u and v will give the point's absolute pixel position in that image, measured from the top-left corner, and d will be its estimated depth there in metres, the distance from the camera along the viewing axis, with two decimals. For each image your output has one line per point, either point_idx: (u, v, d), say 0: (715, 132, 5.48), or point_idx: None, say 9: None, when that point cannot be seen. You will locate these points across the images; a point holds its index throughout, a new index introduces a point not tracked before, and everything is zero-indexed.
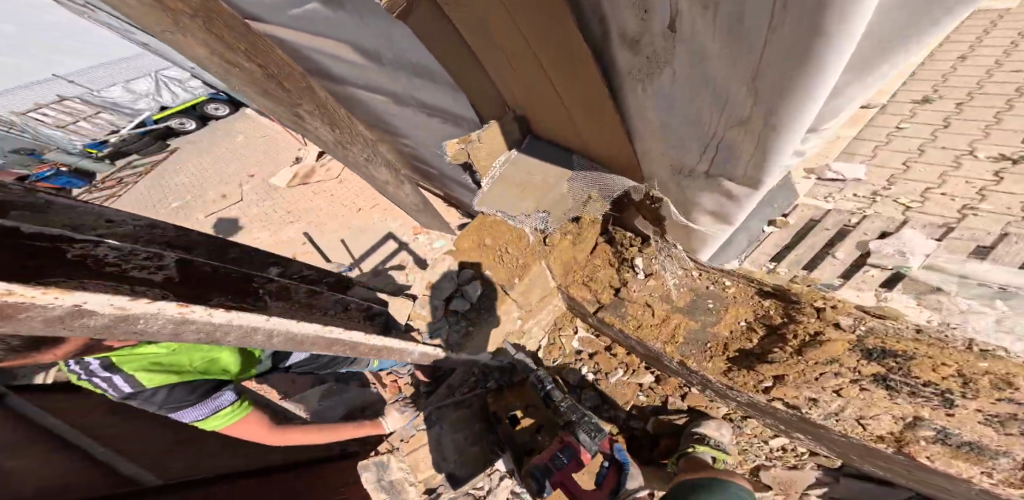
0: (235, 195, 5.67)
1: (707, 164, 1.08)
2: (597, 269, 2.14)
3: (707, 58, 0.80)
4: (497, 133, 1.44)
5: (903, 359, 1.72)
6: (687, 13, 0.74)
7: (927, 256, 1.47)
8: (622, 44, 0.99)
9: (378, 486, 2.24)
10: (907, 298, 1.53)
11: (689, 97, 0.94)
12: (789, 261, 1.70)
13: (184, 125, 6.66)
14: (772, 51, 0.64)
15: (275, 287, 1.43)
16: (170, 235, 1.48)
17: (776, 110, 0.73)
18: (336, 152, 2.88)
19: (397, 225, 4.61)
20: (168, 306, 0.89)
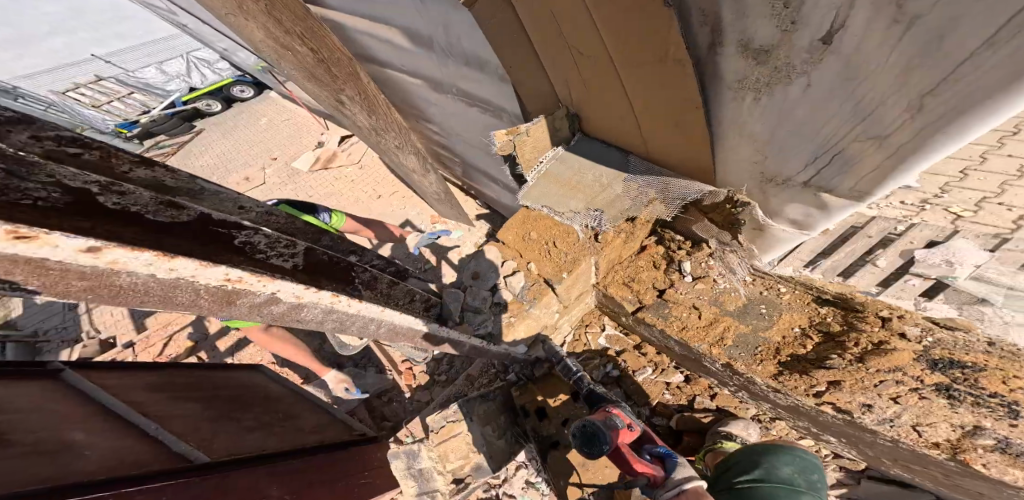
0: (257, 178, 5.75)
1: (815, 168, 1.19)
2: (641, 270, 2.19)
3: (865, 71, 0.88)
4: (545, 129, 1.60)
5: (971, 370, 1.70)
6: (862, 30, 0.82)
7: (976, 266, 1.41)
8: (740, 53, 1.05)
9: (407, 473, 2.40)
10: (950, 310, 1.62)
11: (817, 107, 1.03)
12: (825, 269, 1.76)
13: (212, 107, 6.86)
14: (970, 68, 0.74)
15: (367, 275, 1.44)
16: (284, 223, 1.44)
17: (946, 120, 0.83)
18: (371, 139, 3.03)
19: (416, 213, 4.64)
20: (326, 297, 1.11)
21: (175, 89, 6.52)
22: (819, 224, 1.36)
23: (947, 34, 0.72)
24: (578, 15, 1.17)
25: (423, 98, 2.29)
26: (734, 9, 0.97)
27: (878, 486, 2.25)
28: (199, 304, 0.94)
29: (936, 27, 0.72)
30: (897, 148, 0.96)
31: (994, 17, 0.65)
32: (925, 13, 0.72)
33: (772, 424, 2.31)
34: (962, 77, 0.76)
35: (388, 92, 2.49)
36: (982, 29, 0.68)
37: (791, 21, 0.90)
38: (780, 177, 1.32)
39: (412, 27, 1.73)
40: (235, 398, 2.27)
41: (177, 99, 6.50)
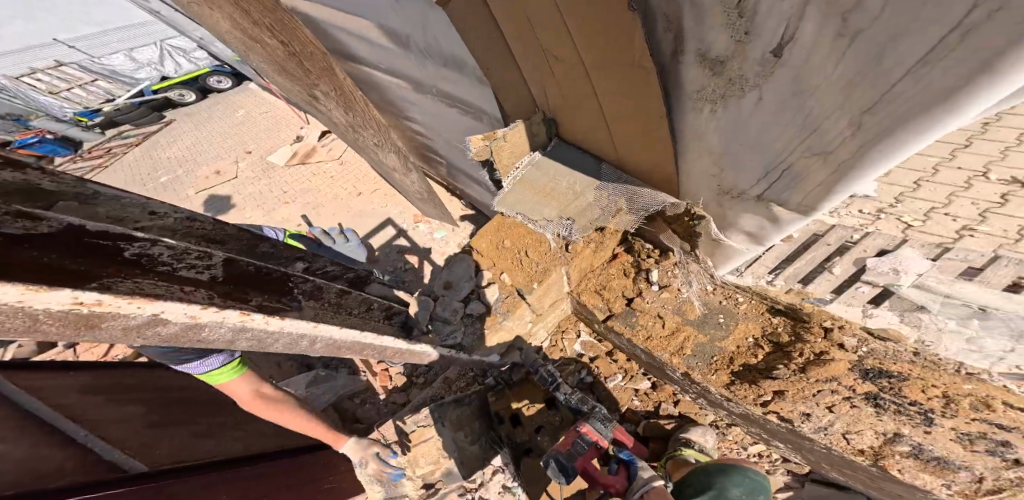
0: (229, 172, 5.53)
1: (767, 182, 1.16)
2: (612, 278, 2.14)
3: (811, 85, 0.85)
4: (523, 134, 1.52)
5: (896, 380, 1.79)
6: (808, 42, 0.78)
7: (919, 275, 1.51)
8: (700, 63, 1.02)
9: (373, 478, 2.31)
10: (893, 316, 1.66)
11: (769, 120, 1.00)
12: (787, 275, 1.79)
13: (184, 97, 6.75)
14: (906, 86, 0.69)
15: (310, 286, 1.42)
16: (208, 230, 1.49)
17: (884, 138, 0.79)
18: (348, 136, 2.95)
19: (397, 212, 4.54)
20: (233, 315, 0.92)
21: (145, 77, 6.14)
22: (771, 238, 1.34)
23: (886, 49, 0.68)
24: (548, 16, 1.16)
25: (404, 98, 2.22)
26: (694, 16, 0.94)
27: (819, 488, 2.33)
28: (41, 330, 0.71)
29: (875, 42, 0.68)
30: (839, 166, 0.93)
31: (928, 32, 0.61)
32: (866, 26, 0.68)
33: (729, 430, 2.39)
34: (897, 97, 0.72)
35: (369, 90, 2.41)
36: (917, 45, 0.64)
37: (745, 30, 0.87)
38: (734, 189, 1.28)
39: (392, 24, 1.65)
40: (185, 402, 2.18)
41: (146, 87, 6.24)
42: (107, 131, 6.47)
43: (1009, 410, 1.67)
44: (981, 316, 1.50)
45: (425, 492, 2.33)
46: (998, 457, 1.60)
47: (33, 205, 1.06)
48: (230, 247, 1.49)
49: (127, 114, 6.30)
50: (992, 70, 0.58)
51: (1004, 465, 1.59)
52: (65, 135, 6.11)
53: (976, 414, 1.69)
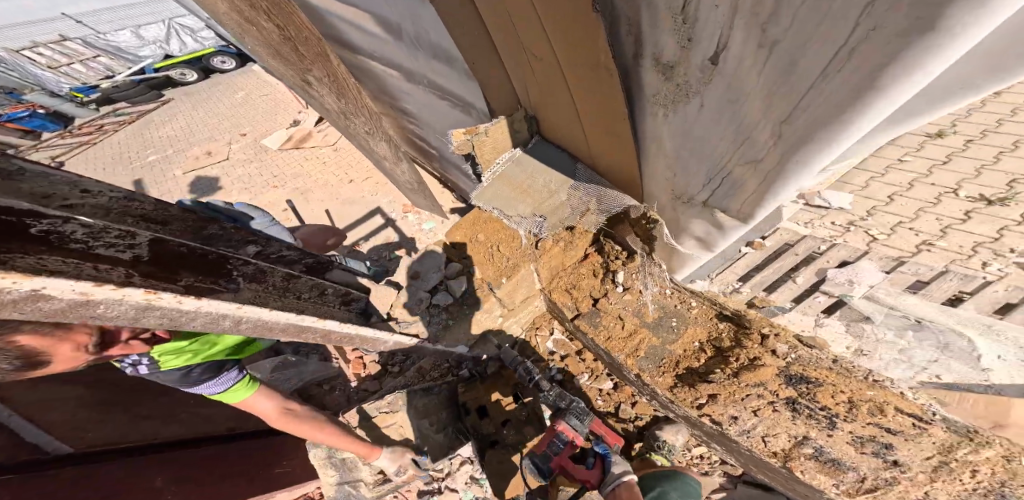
0: (221, 153, 5.50)
1: (711, 187, 1.17)
2: (582, 278, 2.06)
3: (741, 93, 0.85)
4: (505, 130, 1.56)
5: (813, 385, 2.00)
6: (736, 50, 0.79)
7: (870, 286, 1.57)
8: (654, 67, 1.01)
9: (327, 462, 2.20)
10: (840, 325, 1.74)
11: (709, 127, 1.01)
12: (754, 282, 1.78)
13: (185, 75, 6.62)
14: (815, 96, 0.70)
15: (253, 269, 1.45)
16: (146, 207, 1.54)
17: (801, 148, 0.81)
18: (339, 121, 2.88)
19: (387, 201, 4.50)
20: (134, 293, 0.86)
21: (148, 54, 6.01)
22: (717, 245, 1.35)
23: (798, 59, 0.69)
24: (518, 11, 1.11)
25: (399, 89, 2.18)
26: (650, 20, 0.92)
27: (750, 490, 2.42)
28: None
29: (789, 53, 0.69)
30: (767, 174, 0.94)
31: (829, 44, 0.62)
32: (780, 37, 0.68)
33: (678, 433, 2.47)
34: (809, 107, 0.73)
35: (363, 76, 2.35)
36: (821, 55, 0.65)
37: (687, 36, 0.86)
38: (684, 194, 1.30)
39: (380, 14, 1.60)
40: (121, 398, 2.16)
41: (148, 65, 6.14)
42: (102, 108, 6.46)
43: (899, 416, 1.94)
44: (916, 327, 1.60)
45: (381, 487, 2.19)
46: (879, 458, 2.02)
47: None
48: (173, 227, 1.53)
49: (124, 91, 6.39)
50: (882, 82, 0.59)
51: (883, 466, 2.02)
52: (57, 111, 6.18)
53: (873, 418, 1.97)
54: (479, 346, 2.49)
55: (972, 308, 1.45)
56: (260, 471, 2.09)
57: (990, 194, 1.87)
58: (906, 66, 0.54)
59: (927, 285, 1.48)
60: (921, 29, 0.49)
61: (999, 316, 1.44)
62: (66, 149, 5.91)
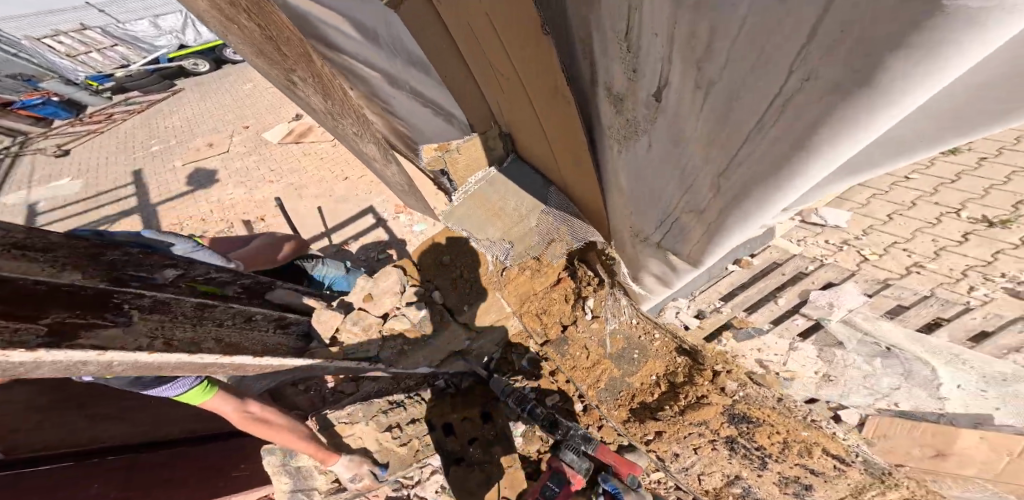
0: (222, 145, 5.50)
1: (662, 230, 1.09)
2: (552, 304, 1.58)
3: (684, 134, 0.78)
4: (478, 148, 1.35)
5: (752, 424, 2.02)
6: (678, 88, 0.72)
7: (850, 310, 1.59)
8: (606, 99, 0.93)
9: (281, 469, 2.10)
10: (813, 350, 1.75)
11: (657, 168, 0.93)
12: (735, 302, 1.77)
13: (198, 66, 6.80)
14: (754, 146, 0.64)
15: (146, 303, 1.57)
16: (26, 241, 1.64)
17: (742, 200, 0.74)
18: (326, 122, 2.76)
19: (380, 200, 4.46)
20: None
21: (164, 45, 6.34)
22: (674, 285, 1.26)
23: (736, 104, 0.62)
24: (475, 24, 1.00)
25: (383, 95, 2.08)
26: (601, 47, 0.84)
27: None
28: None
29: (728, 95, 0.62)
30: (715, 222, 0.87)
31: (766, 90, 0.56)
32: (719, 75, 0.61)
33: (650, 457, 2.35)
34: (751, 155, 0.66)
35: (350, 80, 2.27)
36: (758, 103, 0.58)
37: (632, 67, 0.78)
38: (638, 233, 1.21)
39: (363, 18, 1.53)
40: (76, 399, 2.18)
41: (163, 55, 6.41)
42: (114, 96, 6.56)
43: (824, 457, 2.10)
44: (884, 354, 1.65)
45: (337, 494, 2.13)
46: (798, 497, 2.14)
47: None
48: (53, 259, 1.64)
49: (137, 80, 6.48)
50: (822, 136, 0.53)
51: None
52: (72, 98, 6.22)
53: (802, 458, 2.10)
54: (445, 364, 2.19)
55: (946, 335, 1.51)
56: (213, 473, 2.11)
57: (994, 216, 1.72)
58: (850, 117, 0.48)
59: (906, 310, 1.53)
60: (867, 78, 0.44)
61: (969, 346, 1.50)
62: (71, 136, 5.95)
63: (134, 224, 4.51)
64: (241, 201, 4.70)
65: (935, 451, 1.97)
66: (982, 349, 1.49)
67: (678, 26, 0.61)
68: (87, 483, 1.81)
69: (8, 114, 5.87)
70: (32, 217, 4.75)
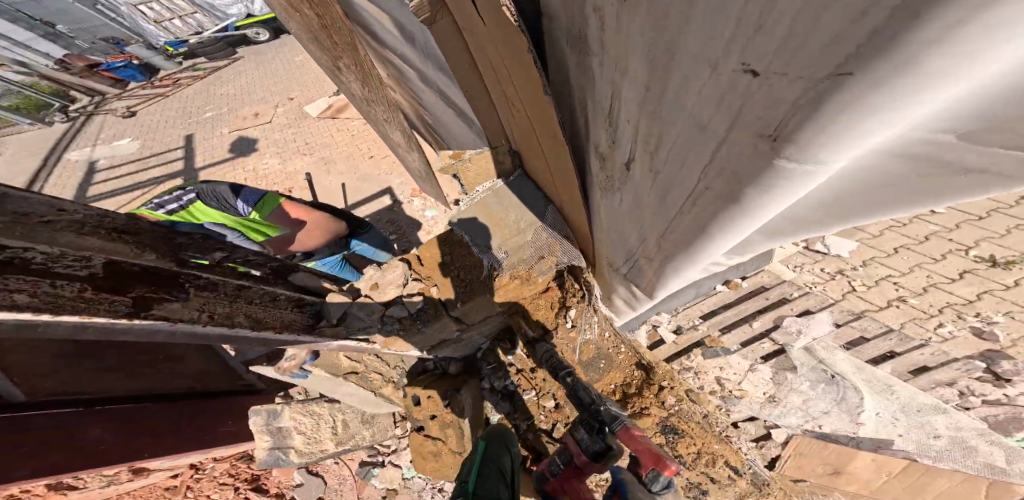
0: (266, 115, 5.82)
1: (625, 266, 1.18)
2: (538, 309, 1.81)
3: (631, 203, 0.95)
4: (489, 160, 1.68)
5: (676, 438, 1.76)
6: (637, 162, 0.83)
7: (815, 338, 1.46)
8: (595, 154, 1.04)
9: (264, 429, 2.27)
10: (769, 374, 1.60)
11: (620, 221, 1.05)
12: (717, 321, 1.63)
13: (258, 36, 7.12)
14: (680, 223, 0.80)
15: (207, 281, 1.44)
16: (120, 223, 1.32)
17: (672, 259, 0.91)
18: (361, 107, 2.77)
19: (399, 183, 4.60)
20: (70, 318, 0.93)
21: (234, 13, 6.68)
22: (638, 308, 1.32)
23: (668, 190, 0.78)
24: (498, 68, 1.19)
25: (417, 89, 2.15)
26: (593, 114, 0.97)
27: None
28: None
29: (674, 178, 0.74)
30: (659, 268, 0.99)
31: (684, 187, 0.73)
32: (668, 160, 0.73)
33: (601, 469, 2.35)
34: (688, 221, 0.78)
35: (387, 68, 2.31)
36: (680, 194, 0.75)
37: (611, 137, 0.90)
38: (609, 261, 1.28)
39: (403, 22, 1.59)
40: None
41: (231, 23, 6.72)
42: (184, 62, 7.04)
43: (722, 467, 1.80)
44: (828, 380, 1.50)
45: (308, 457, 2.35)
46: None
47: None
48: (142, 241, 1.35)
49: (207, 47, 6.85)
50: (718, 224, 0.70)
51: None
52: (148, 62, 6.76)
53: (705, 468, 1.79)
54: (437, 349, 2.15)
55: (888, 367, 1.39)
56: (203, 437, 2.27)
57: None
58: (733, 216, 0.66)
59: (864, 342, 1.40)
60: (736, 198, 0.62)
61: (904, 379, 1.38)
62: (140, 99, 6.52)
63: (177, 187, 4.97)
64: (275, 172, 5.03)
65: (831, 469, 1.77)
66: (915, 382, 1.38)
67: (636, 124, 0.77)
68: (92, 428, 1.87)
69: (93, 75, 6.51)
70: (92, 174, 5.33)
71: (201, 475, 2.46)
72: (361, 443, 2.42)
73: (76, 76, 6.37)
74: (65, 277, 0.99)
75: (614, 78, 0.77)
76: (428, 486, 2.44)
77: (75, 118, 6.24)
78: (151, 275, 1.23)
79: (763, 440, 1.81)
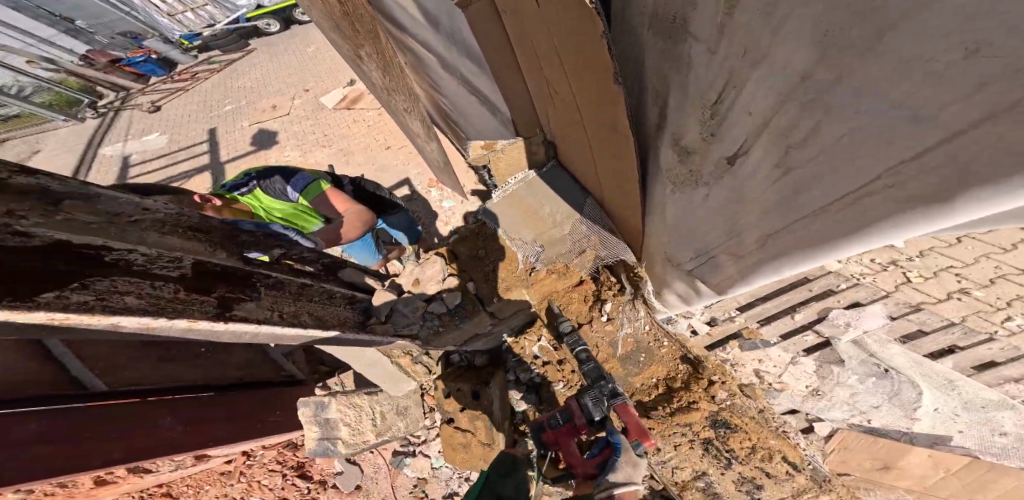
0: (284, 107, 5.84)
1: (697, 261, 1.18)
2: (572, 303, 1.78)
3: (749, 194, 0.89)
4: (521, 151, 1.69)
5: (729, 431, 1.75)
6: (754, 156, 0.84)
7: (867, 331, 1.37)
8: (673, 144, 1.09)
9: (312, 420, 2.32)
10: (814, 366, 1.57)
11: (708, 216, 1.06)
12: (754, 313, 1.52)
13: (269, 27, 6.95)
14: (816, 221, 0.74)
15: (274, 281, 1.51)
16: (194, 222, 1.51)
17: (777, 258, 0.87)
18: (381, 96, 2.73)
19: (416, 173, 4.57)
20: (182, 321, 0.95)
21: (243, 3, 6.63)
22: (693, 305, 1.34)
23: (812, 183, 0.72)
24: (545, 54, 1.18)
25: (436, 79, 2.10)
26: (677, 103, 1.03)
27: None
28: (9, 327, 0.74)
29: (805, 175, 0.73)
30: (750, 265, 0.97)
31: (849, 179, 0.65)
32: (810, 156, 0.71)
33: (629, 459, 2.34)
34: (820, 220, 0.73)
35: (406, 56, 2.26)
36: (837, 186, 0.67)
37: (712, 131, 0.93)
38: (671, 256, 1.30)
39: (431, 9, 1.56)
40: None
41: (241, 15, 6.69)
42: (199, 55, 7.07)
43: (780, 462, 1.74)
44: (880, 376, 1.46)
45: (353, 448, 2.39)
46: None
47: (44, 201, 1.06)
48: (212, 239, 1.52)
49: (221, 40, 6.85)
50: (890, 223, 0.61)
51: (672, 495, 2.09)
52: (166, 56, 6.84)
53: (760, 463, 1.74)
54: (470, 343, 2.10)
55: (950, 362, 1.33)
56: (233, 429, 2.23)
57: None
58: (917, 218, 0.56)
59: (922, 336, 1.31)
60: (928, 202, 0.53)
61: (967, 373, 1.32)
62: (162, 93, 6.62)
63: (205, 182, 5.10)
64: (296, 164, 5.09)
65: (880, 463, 1.78)
66: (979, 378, 1.32)
67: (780, 110, 0.73)
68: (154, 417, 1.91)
69: (116, 70, 6.63)
70: (127, 168, 5.51)
71: (252, 461, 2.57)
72: (396, 435, 2.41)
73: (102, 71, 6.47)
74: (165, 282, 1.06)
75: (738, 68, 0.79)
76: (456, 475, 2.52)
77: (105, 113, 6.40)
78: (227, 278, 1.30)
79: (808, 433, 1.83)
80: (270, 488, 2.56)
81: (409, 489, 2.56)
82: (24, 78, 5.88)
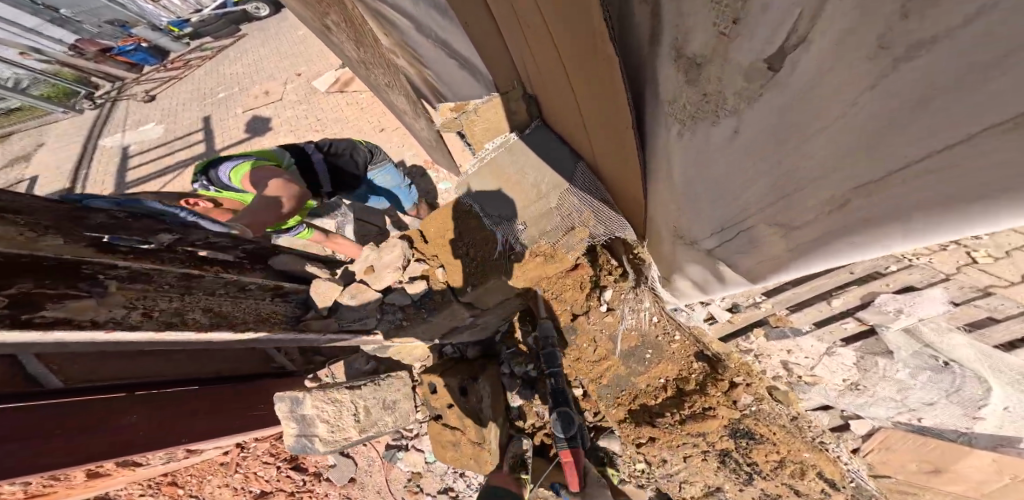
0: (276, 93, 5.57)
1: (721, 237, 0.95)
2: (567, 289, 1.71)
3: (802, 145, 0.63)
4: (498, 110, 1.48)
5: (753, 442, 1.75)
6: (812, 56, 0.55)
7: (920, 319, 1.16)
8: (677, 60, 0.83)
9: (289, 416, 2.15)
10: (853, 358, 1.37)
11: (738, 171, 0.81)
12: (781, 299, 1.32)
13: (259, 11, 6.67)
14: (916, 180, 0.48)
15: (129, 272, 1.64)
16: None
17: (846, 234, 0.62)
18: (359, 71, 2.49)
19: (411, 155, 4.33)
20: None
21: None
22: (711, 293, 1.14)
23: (919, 106, 0.44)
24: None
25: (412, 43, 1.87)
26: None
27: None
28: None
29: (905, 82, 0.44)
30: (801, 245, 0.73)
31: (996, 100, 0.37)
32: (916, 45, 0.42)
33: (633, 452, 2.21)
34: (925, 177, 0.47)
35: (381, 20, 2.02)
36: (971, 113, 0.40)
37: (733, 18, 0.64)
38: (686, 233, 1.08)
39: None
40: None
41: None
42: (190, 42, 6.80)
43: (815, 480, 1.75)
44: (937, 369, 1.25)
45: (334, 444, 2.22)
46: None
47: None
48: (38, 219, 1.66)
49: (209, 26, 6.58)
50: None
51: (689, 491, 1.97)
52: (156, 44, 6.60)
53: (787, 478, 1.77)
54: (451, 335, 2.04)
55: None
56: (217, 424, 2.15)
57: None
58: None
59: (993, 324, 1.09)
60: None
61: None
62: (154, 83, 6.42)
63: None
64: None
65: (929, 465, 1.58)
66: None
67: None
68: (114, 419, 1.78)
69: (107, 60, 6.43)
70: (125, 159, 5.38)
71: (246, 453, 2.51)
72: (384, 429, 2.32)
73: (93, 61, 6.29)
74: None
75: None
76: (450, 470, 2.42)
77: (102, 105, 6.28)
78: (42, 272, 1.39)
79: (840, 431, 1.67)
80: (266, 479, 2.52)
81: (404, 483, 2.49)
82: (18, 70, 5.74)
